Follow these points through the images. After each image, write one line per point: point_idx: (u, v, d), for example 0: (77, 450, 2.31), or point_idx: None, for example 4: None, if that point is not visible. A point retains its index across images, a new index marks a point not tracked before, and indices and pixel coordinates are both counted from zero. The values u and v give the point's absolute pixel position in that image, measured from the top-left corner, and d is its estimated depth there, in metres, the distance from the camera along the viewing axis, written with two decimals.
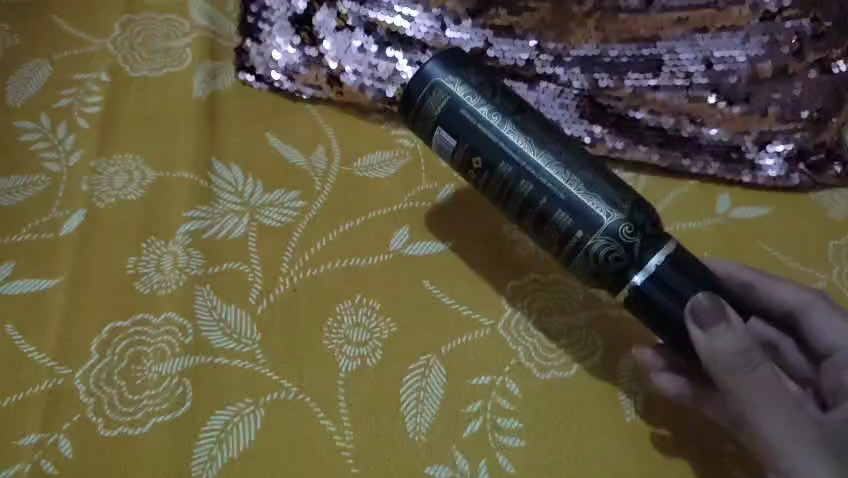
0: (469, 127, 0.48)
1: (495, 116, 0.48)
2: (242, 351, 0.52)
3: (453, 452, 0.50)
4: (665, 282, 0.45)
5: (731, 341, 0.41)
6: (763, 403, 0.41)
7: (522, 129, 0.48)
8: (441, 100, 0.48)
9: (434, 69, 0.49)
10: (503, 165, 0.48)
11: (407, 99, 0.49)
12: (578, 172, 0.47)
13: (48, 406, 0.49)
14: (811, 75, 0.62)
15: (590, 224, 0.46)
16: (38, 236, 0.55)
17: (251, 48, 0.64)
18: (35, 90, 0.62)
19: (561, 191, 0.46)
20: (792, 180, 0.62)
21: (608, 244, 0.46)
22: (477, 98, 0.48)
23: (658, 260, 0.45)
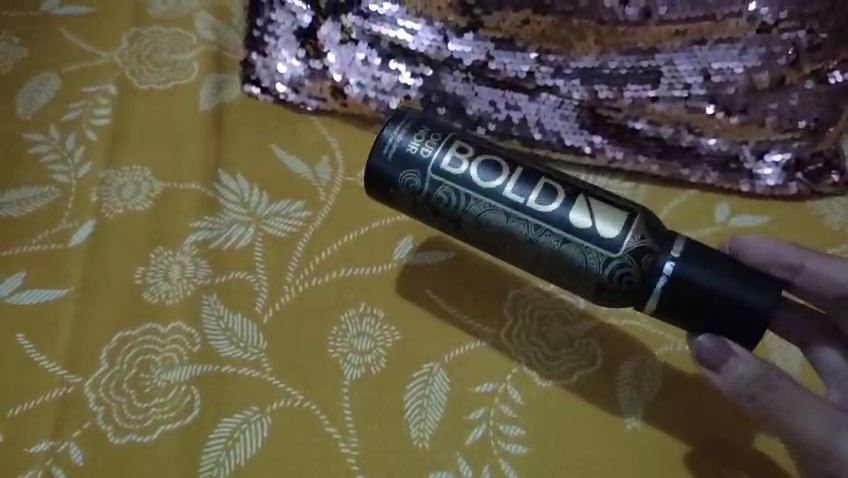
0: (450, 189, 0.50)
1: (469, 170, 0.50)
2: (248, 359, 0.53)
3: (456, 459, 0.51)
4: (687, 279, 0.46)
5: (745, 370, 0.44)
6: (797, 413, 0.44)
7: (496, 170, 0.50)
8: (411, 169, 0.50)
9: (396, 142, 0.50)
10: (494, 215, 0.49)
11: (381, 177, 0.50)
12: (561, 198, 0.49)
13: (58, 414, 0.50)
14: (807, 86, 0.63)
15: (596, 249, 0.48)
16: (48, 247, 0.56)
17: (256, 61, 0.65)
18: (45, 102, 0.63)
19: (558, 228, 0.48)
20: (790, 189, 0.63)
21: (618, 266, 0.47)
22: (445, 157, 0.50)
23: (674, 260, 0.47)
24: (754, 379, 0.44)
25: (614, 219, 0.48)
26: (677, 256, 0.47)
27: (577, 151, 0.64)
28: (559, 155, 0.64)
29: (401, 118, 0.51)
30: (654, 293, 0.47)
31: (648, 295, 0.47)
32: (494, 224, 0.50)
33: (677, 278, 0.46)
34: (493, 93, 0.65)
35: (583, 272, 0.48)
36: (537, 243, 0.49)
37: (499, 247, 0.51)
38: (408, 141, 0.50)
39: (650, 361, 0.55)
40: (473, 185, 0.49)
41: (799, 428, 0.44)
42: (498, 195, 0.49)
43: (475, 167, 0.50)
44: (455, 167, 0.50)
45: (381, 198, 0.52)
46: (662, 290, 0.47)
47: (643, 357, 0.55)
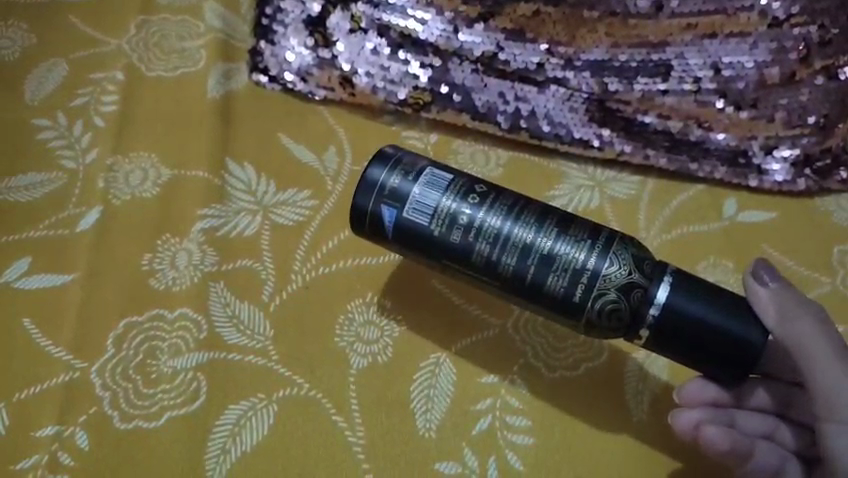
0: (431, 220, 0.49)
1: (450, 201, 0.49)
2: (255, 348, 0.52)
3: (462, 449, 0.51)
4: (676, 310, 0.46)
5: (791, 291, 0.46)
6: (832, 357, 0.44)
7: (478, 201, 0.49)
8: (392, 206, 0.50)
9: (376, 176, 0.50)
10: (477, 247, 0.49)
11: (360, 212, 0.50)
12: (545, 229, 0.49)
13: (64, 398, 0.50)
14: (818, 81, 0.63)
15: (585, 278, 0.47)
16: (54, 232, 0.56)
17: (265, 49, 0.65)
18: (52, 88, 0.63)
19: (544, 257, 0.48)
20: (798, 185, 0.63)
21: (607, 295, 0.47)
22: (426, 189, 0.50)
23: (664, 291, 0.47)
24: (798, 301, 0.46)
25: (599, 246, 0.48)
26: (668, 285, 0.47)
27: (585, 144, 0.64)
28: (565, 148, 0.64)
29: (382, 154, 0.51)
30: (645, 325, 0.47)
31: (639, 324, 0.47)
32: (483, 256, 0.49)
33: (672, 309, 0.46)
34: (501, 84, 0.64)
35: (572, 301, 0.48)
36: (526, 276, 0.48)
37: (486, 281, 0.50)
38: (389, 177, 0.50)
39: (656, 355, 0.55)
40: (458, 218, 0.49)
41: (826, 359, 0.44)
42: (484, 228, 0.49)
43: (459, 200, 0.50)
44: (435, 202, 0.49)
45: (364, 235, 0.51)
46: (652, 321, 0.47)
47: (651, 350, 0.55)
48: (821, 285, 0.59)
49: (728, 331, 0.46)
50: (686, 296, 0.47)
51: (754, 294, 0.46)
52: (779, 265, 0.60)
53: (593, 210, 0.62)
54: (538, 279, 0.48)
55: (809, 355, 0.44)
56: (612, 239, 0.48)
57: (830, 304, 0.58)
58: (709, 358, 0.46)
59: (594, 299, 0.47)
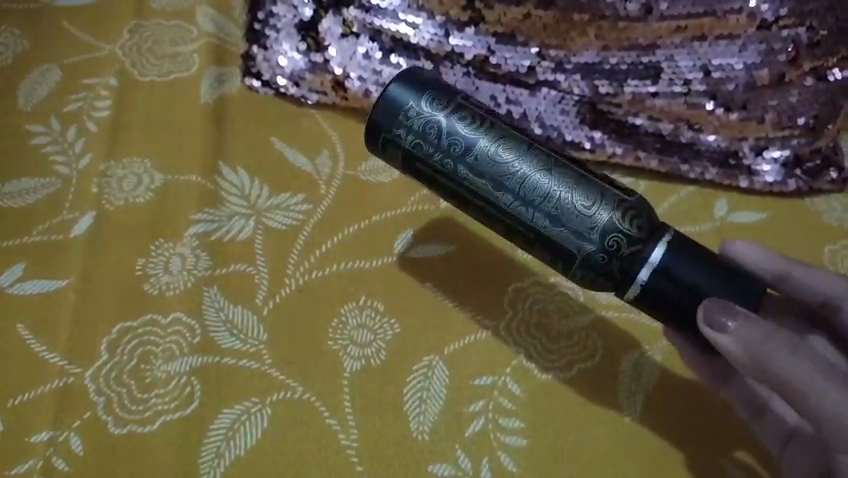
0: (442, 148, 0.49)
1: (467, 131, 0.49)
2: (249, 351, 0.53)
3: (455, 451, 0.51)
4: (670, 272, 0.45)
5: (751, 329, 0.41)
6: (825, 387, 0.40)
7: (493, 138, 0.49)
8: (407, 125, 0.49)
9: (397, 94, 0.50)
10: (484, 181, 0.48)
11: (374, 128, 0.50)
12: (555, 175, 0.48)
13: (59, 403, 0.50)
14: (806, 82, 0.64)
15: (585, 229, 0.47)
16: (48, 238, 0.56)
17: (257, 54, 0.65)
18: (45, 94, 0.63)
19: (548, 201, 0.47)
20: (789, 186, 0.64)
21: (605, 246, 0.46)
22: (444, 117, 0.49)
23: (660, 254, 0.46)
24: (763, 340, 0.40)
25: (592, 228, 0.47)
26: (666, 247, 0.46)
27: (577, 146, 0.64)
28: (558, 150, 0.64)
29: (408, 75, 0.51)
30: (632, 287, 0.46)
31: (629, 283, 0.46)
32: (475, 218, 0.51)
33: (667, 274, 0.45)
34: (493, 87, 0.65)
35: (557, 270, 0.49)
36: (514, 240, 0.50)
37: (487, 217, 0.50)
38: (393, 132, 0.49)
39: (648, 355, 0.55)
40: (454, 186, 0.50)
41: (819, 394, 0.40)
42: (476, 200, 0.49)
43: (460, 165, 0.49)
44: (448, 130, 0.49)
45: (374, 150, 0.51)
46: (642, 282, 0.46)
47: (643, 350, 0.55)
48: None
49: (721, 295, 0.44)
50: (681, 259, 0.45)
51: (718, 343, 0.42)
52: None
53: None
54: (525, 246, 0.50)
55: (801, 393, 0.40)
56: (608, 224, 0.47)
57: None
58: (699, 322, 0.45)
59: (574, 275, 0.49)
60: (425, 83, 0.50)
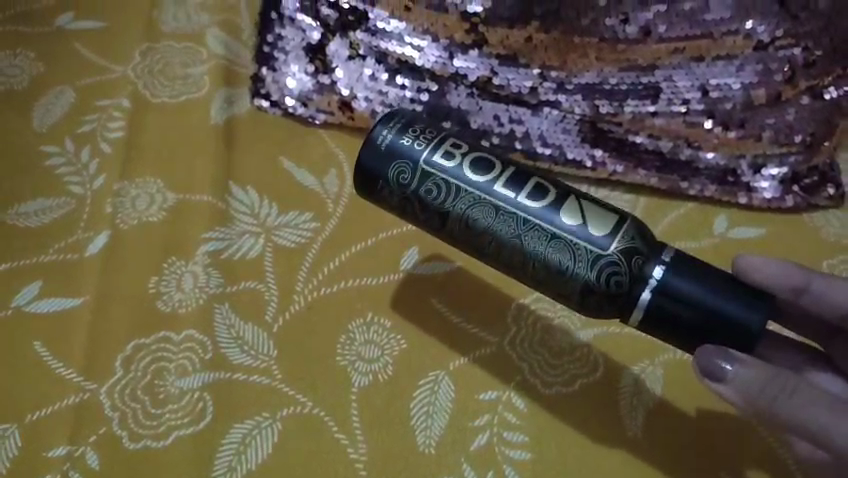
0: (435, 186, 0.50)
1: (457, 168, 0.51)
2: (259, 367, 0.54)
3: (461, 465, 0.52)
4: (672, 291, 0.46)
5: (748, 373, 0.43)
6: (832, 424, 0.41)
7: (483, 171, 0.50)
8: (398, 168, 0.51)
9: (384, 138, 0.51)
10: (480, 216, 0.50)
11: (365, 174, 0.51)
12: (547, 202, 0.49)
13: (75, 419, 0.51)
14: (803, 101, 0.65)
15: (584, 254, 0.48)
16: (63, 257, 0.58)
17: (266, 76, 0.67)
18: (60, 116, 0.65)
19: (544, 228, 0.49)
20: (787, 202, 0.65)
21: (605, 270, 0.47)
22: (433, 156, 0.51)
23: (659, 271, 0.47)
24: (761, 384, 0.42)
25: (594, 251, 0.48)
26: (663, 264, 0.47)
27: (578, 164, 0.66)
28: (559, 169, 0.66)
29: (393, 117, 0.52)
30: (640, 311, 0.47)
31: (632, 305, 0.47)
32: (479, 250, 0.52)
33: (671, 292, 0.46)
34: (496, 107, 0.66)
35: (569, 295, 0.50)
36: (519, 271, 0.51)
37: (486, 252, 0.51)
38: (387, 176, 0.51)
39: (649, 370, 0.56)
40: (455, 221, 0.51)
41: (828, 430, 0.41)
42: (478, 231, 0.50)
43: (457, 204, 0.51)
44: (439, 168, 0.50)
45: (368, 196, 0.53)
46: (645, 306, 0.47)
47: (644, 365, 0.57)
48: None
49: (723, 309, 0.45)
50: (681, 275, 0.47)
51: (720, 391, 0.44)
52: None
53: None
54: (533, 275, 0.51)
55: (810, 432, 0.42)
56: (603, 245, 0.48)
57: None
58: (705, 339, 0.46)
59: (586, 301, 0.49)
60: (411, 123, 0.52)
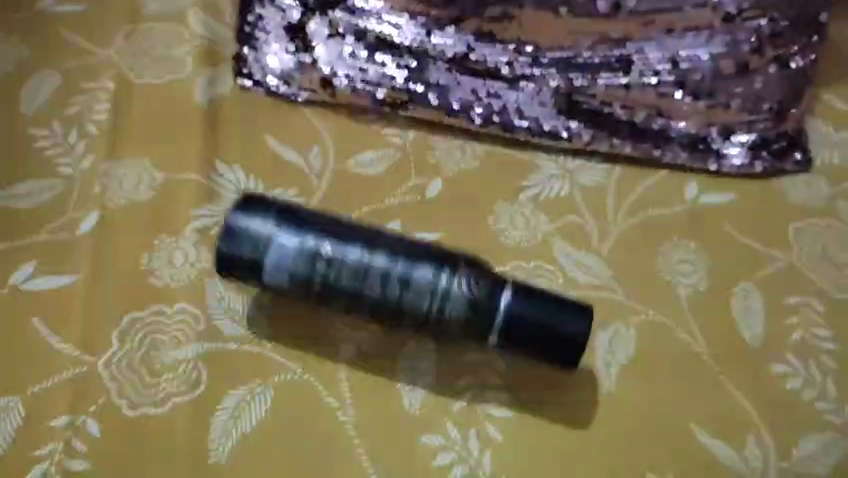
0: (295, 276, 0.53)
1: (301, 254, 0.53)
2: (250, 336, 0.56)
3: (446, 424, 0.55)
4: (519, 313, 0.52)
5: None
6: None
7: (356, 254, 0.53)
8: (246, 254, 0.52)
9: (238, 221, 0.53)
10: (338, 292, 0.53)
11: (220, 258, 0.53)
12: (394, 262, 0.53)
13: (75, 390, 0.53)
14: (770, 70, 0.69)
15: (446, 295, 0.53)
16: (57, 236, 0.59)
17: (249, 55, 0.69)
18: (46, 99, 0.66)
19: (399, 293, 0.53)
20: (755, 168, 0.68)
21: (462, 306, 0.53)
22: (277, 230, 0.53)
23: (508, 297, 0.52)
24: None
25: (452, 288, 0.53)
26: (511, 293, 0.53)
27: (555, 135, 0.68)
28: (536, 140, 0.68)
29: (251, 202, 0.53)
30: (496, 318, 0.53)
31: (486, 327, 0.53)
32: (347, 288, 0.53)
33: (516, 313, 0.52)
34: (474, 82, 0.69)
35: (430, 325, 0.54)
36: (392, 294, 0.53)
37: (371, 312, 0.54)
38: (242, 255, 0.52)
39: (623, 331, 0.60)
40: (319, 255, 0.53)
41: None
42: (344, 264, 0.53)
43: (321, 245, 0.53)
44: (286, 240, 0.53)
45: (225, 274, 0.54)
46: (506, 303, 0.52)
47: (618, 326, 0.60)
48: (779, 259, 0.64)
49: (564, 327, 0.52)
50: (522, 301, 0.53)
51: None
52: (738, 243, 0.64)
53: (564, 198, 0.65)
54: (402, 296, 0.53)
55: None
56: (444, 290, 0.53)
57: (785, 278, 0.63)
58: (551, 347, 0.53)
59: (452, 299, 0.53)
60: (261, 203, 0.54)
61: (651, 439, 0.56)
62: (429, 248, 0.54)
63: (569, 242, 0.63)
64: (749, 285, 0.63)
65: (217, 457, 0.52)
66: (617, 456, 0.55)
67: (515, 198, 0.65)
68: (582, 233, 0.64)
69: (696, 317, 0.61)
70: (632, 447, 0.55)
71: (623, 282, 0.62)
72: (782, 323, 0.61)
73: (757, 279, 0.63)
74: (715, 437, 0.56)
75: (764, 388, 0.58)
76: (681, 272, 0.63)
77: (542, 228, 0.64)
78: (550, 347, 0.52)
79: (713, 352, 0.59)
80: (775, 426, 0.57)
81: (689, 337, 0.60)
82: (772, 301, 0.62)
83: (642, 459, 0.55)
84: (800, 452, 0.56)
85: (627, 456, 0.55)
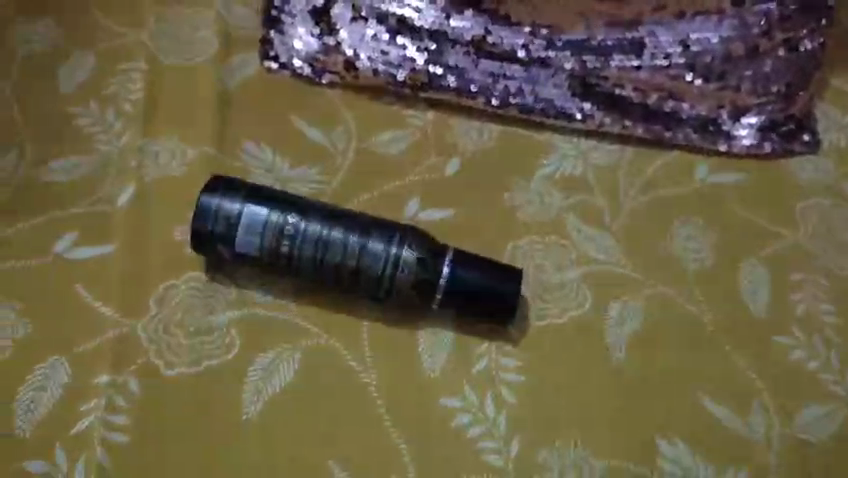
0: (263, 249, 0.57)
1: (263, 226, 0.57)
2: (278, 303, 0.60)
3: (463, 387, 0.58)
4: (461, 279, 0.57)
5: None
6: None
7: (313, 223, 0.57)
8: (218, 225, 0.56)
9: (210, 201, 0.56)
10: (298, 260, 0.57)
11: (197, 233, 0.57)
12: (351, 233, 0.57)
13: (116, 351, 0.57)
14: (779, 53, 0.71)
15: (393, 263, 0.57)
16: (96, 209, 0.63)
17: (275, 38, 0.72)
18: (83, 78, 0.69)
19: (354, 260, 0.57)
20: (764, 148, 0.70)
21: (413, 274, 0.57)
22: (240, 204, 0.56)
23: (448, 267, 0.57)
24: None
25: (400, 255, 0.57)
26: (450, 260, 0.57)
27: (569, 117, 0.70)
28: (551, 121, 0.70)
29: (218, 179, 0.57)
30: (440, 282, 0.57)
31: (433, 290, 0.57)
32: (309, 257, 0.57)
33: (459, 281, 0.57)
34: (491, 65, 0.71)
35: (381, 289, 0.58)
36: (348, 259, 0.57)
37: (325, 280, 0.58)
38: (211, 229, 0.56)
39: (632, 303, 0.62)
40: (284, 231, 0.57)
41: None
42: (306, 232, 0.57)
43: (284, 216, 0.57)
44: (252, 213, 0.56)
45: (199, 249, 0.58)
46: (449, 271, 0.57)
47: (628, 298, 0.62)
48: (785, 237, 0.66)
49: (504, 290, 0.57)
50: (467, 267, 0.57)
51: None
52: (746, 221, 0.67)
53: (576, 177, 0.68)
54: (357, 262, 0.57)
55: None
56: (391, 256, 0.57)
57: (790, 255, 0.66)
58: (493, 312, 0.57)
59: (402, 263, 0.57)
60: (228, 182, 0.57)
61: (658, 404, 0.59)
62: (384, 222, 0.58)
63: (582, 218, 0.66)
64: (755, 261, 0.65)
65: (249, 414, 0.55)
66: (625, 420, 0.58)
67: (530, 177, 0.68)
68: (593, 210, 0.67)
69: (702, 290, 0.63)
70: (640, 411, 0.58)
71: (632, 257, 0.64)
72: (786, 297, 0.64)
73: (763, 255, 0.65)
74: (720, 403, 0.59)
75: (768, 359, 0.61)
76: (690, 248, 0.65)
77: (556, 205, 0.66)
78: (488, 309, 0.57)
79: (718, 324, 0.62)
80: (778, 393, 0.60)
81: (696, 310, 0.63)
82: (777, 277, 0.64)
83: (650, 423, 0.58)
84: (802, 419, 0.59)
85: (636, 419, 0.58)
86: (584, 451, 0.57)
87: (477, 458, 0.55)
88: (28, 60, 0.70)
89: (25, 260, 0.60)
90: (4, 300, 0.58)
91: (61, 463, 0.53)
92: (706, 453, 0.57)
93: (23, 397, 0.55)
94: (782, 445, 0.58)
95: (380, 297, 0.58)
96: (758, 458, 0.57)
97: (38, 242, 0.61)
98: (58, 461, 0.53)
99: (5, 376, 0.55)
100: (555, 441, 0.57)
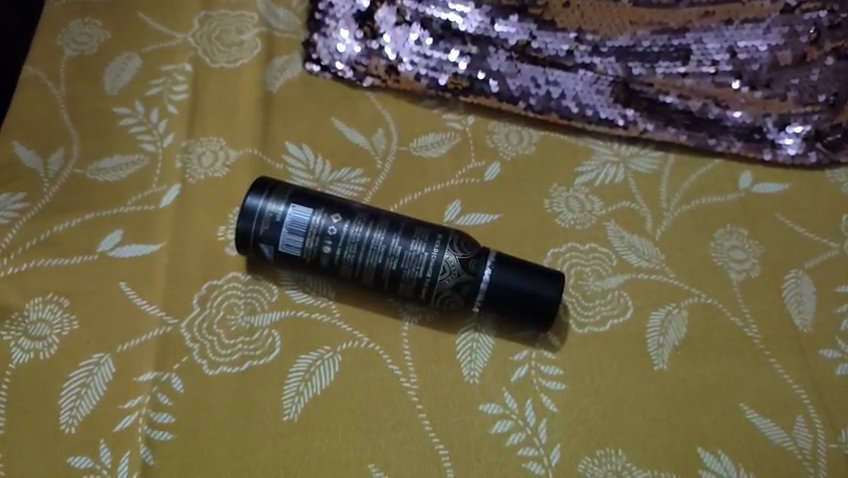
0: (306, 250, 0.57)
1: (304, 228, 0.57)
2: (319, 306, 0.60)
3: (503, 393, 0.57)
4: (501, 283, 0.57)
5: None
6: None
7: (355, 225, 0.57)
8: (262, 226, 0.57)
9: (254, 203, 0.57)
10: (341, 262, 0.57)
11: (242, 234, 0.57)
12: (393, 236, 0.57)
13: (160, 349, 0.57)
14: (828, 62, 0.71)
15: (435, 266, 0.57)
16: (141, 208, 0.63)
17: (318, 41, 0.72)
18: (128, 79, 0.70)
19: (395, 262, 0.57)
20: (809, 158, 0.69)
21: (455, 278, 0.57)
22: (283, 206, 0.57)
23: (490, 271, 0.57)
24: None
25: (443, 258, 0.56)
26: (492, 265, 0.57)
27: (611, 123, 0.70)
28: (593, 127, 0.70)
29: (263, 183, 0.57)
30: (480, 286, 0.57)
31: (475, 295, 0.57)
32: (350, 258, 0.57)
33: (499, 285, 0.57)
34: (534, 70, 0.71)
35: (422, 291, 0.57)
36: (390, 261, 0.57)
37: (366, 282, 0.58)
38: (256, 231, 0.57)
39: (674, 312, 0.62)
40: (326, 234, 0.57)
41: None
42: (349, 234, 0.57)
43: (327, 217, 0.57)
44: (295, 215, 0.57)
45: (245, 252, 0.58)
46: (490, 275, 0.57)
47: (671, 307, 0.62)
48: (831, 249, 0.65)
49: (544, 295, 0.57)
50: (508, 270, 0.57)
51: None
52: (791, 231, 0.66)
53: (618, 184, 0.68)
54: (398, 264, 0.57)
55: None
56: (433, 259, 0.57)
57: (836, 266, 0.64)
58: (532, 313, 0.57)
59: (444, 267, 0.57)
60: (272, 186, 0.57)
61: (700, 415, 0.58)
62: (426, 225, 0.58)
63: (623, 225, 0.65)
64: (800, 272, 0.64)
65: (290, 415, 0.55)
66: (666, 429, 0.57)
67: (571, 183, 0.67)
68: (635, 217, 0.66)
69: (746, 300, 0.62)
70: (682, 421, 0.58)
71: (675, 266, 0.64)
72: (831, 310, 0.62)
73: (808, 266, 0.64)
74: (764, 416, 0.58)
75: (813, 372, 0.60)
76: (733, 258, 0.64)
77: (596, 213, 0.66)
78: (531, 312, 0.57)
79: (763, 334, 0.61)
80: (824, 406, 0.58)
81: (740, 321, 0.62)
82: (822, 288, 0.63)
83: (693, 434, 0.57)
84: None
85: (678, 430, 0.57)
86: (626, 460, 0.56)
87: (518, 464, 0.55)
88: (75, 61, 0.71)
89: (71, 258, 0.60)
90: (50, 297, 0.59)
91: (106, 461, 0.53)
92: (751, 466, 0.56)
93: (67, 395, 0.55)
94: (831, 460, 0.56)
95: (420, 298, 0.58)
96: (805, 472, 0.56)
97: (84, 241, 0.61)
98: (103, 461, 0.53)
99: (49, 372, 0.56)
100: (596, 450, 0.56)
